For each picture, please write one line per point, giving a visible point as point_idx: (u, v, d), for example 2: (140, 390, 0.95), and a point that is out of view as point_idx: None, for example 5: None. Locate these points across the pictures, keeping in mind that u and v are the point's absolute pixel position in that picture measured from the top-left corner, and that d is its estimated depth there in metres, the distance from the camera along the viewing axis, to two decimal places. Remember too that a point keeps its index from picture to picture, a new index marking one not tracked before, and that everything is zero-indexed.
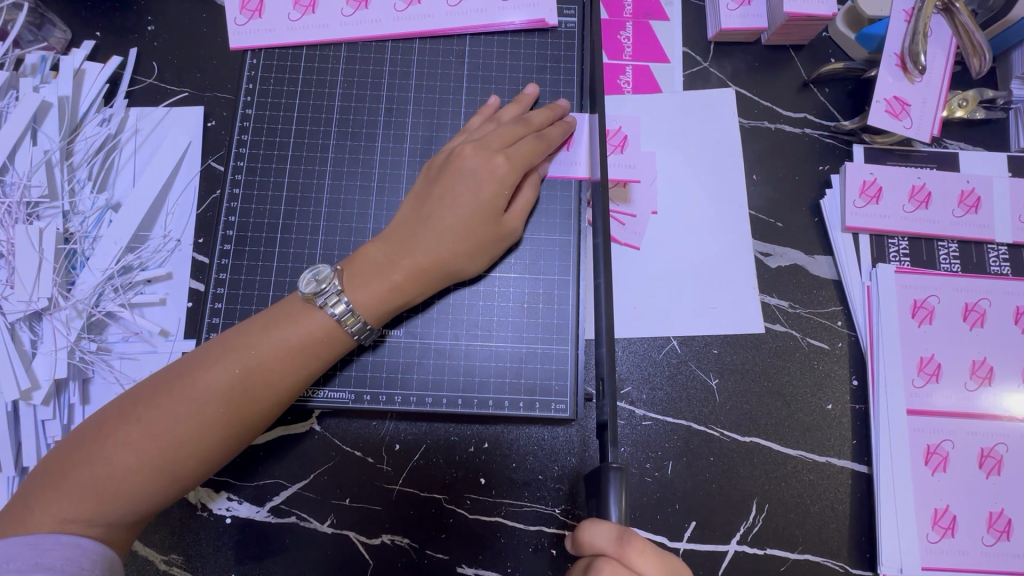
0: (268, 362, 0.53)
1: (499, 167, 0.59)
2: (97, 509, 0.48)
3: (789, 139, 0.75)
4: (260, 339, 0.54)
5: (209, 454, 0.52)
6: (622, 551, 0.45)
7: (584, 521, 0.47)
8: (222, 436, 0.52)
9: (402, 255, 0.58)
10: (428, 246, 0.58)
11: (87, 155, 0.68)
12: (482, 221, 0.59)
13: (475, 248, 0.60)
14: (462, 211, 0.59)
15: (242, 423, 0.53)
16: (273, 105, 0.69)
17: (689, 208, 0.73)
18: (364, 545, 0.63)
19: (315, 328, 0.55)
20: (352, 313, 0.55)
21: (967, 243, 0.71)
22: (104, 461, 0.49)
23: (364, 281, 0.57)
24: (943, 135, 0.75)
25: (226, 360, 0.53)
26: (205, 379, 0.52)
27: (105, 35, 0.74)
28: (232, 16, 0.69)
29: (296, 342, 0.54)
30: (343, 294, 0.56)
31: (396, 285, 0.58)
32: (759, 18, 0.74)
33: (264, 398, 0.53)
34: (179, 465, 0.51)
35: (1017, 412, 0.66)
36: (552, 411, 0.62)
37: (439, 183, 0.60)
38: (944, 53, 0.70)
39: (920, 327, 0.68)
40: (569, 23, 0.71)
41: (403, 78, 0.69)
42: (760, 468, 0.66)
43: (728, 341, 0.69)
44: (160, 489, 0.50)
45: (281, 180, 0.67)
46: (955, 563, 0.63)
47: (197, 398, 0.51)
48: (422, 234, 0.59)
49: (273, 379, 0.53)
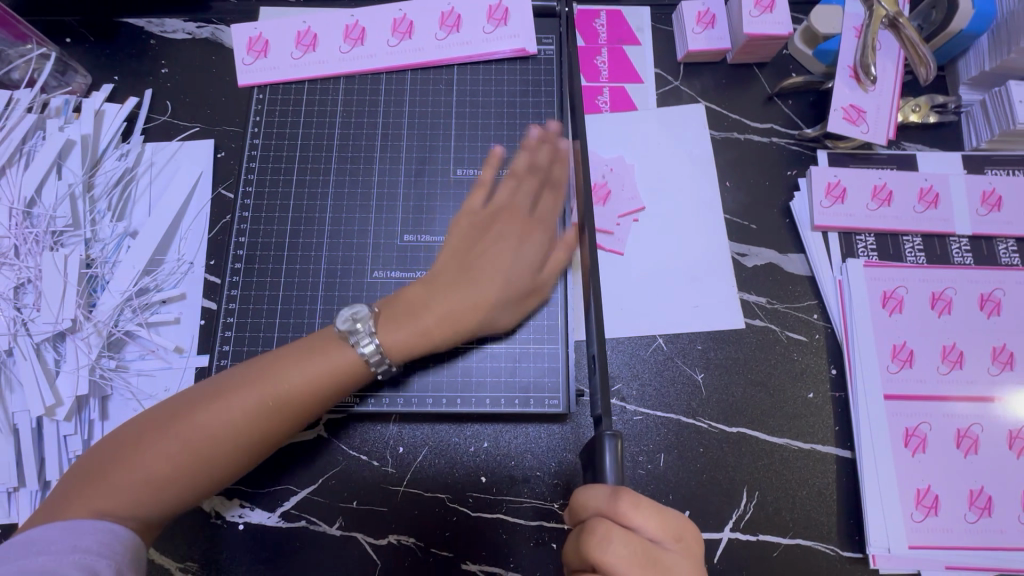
0: (293, 386, 0.57)
1: (533, 228, 0.67)
2: (130, 505, 0.51)
3: (758, 148, 0.81)
4: (288, 367, 0.57)
5: (230, 468, 0.55)
6: (614, 508, 0.47)
7: (582, 486, 0.49)
8: (247, 451, 0.56)
9: (435, 302, 0.62)
10: (471, 295, 0.63)
11: (107, 187, 0.73)
12: (520, 279, 0.65)
13: (507, 304, 0.65)
14: (504, 270, 0.64)
15: (266, 441, 0.57)
16: (279, 134, 0.75)
17: (668, 214, 0.78)
18: (371, 545, 0.66)
19: (342, 360, 0.58)
20: (379, 352, 0.59)
21: (930, 236, 0.76)
22: (139, 461, 0.52)
23: (398, 325, 0.61)
24: (901, 138, 0.80)
25: (252, 385, 0.56)
26: (235, 396, 0.55)
27: (123, 79, 0.81)
28: (241, 57, 0.76)
29: (322, 371, 0.58)
30: (374, 335, 0.59)
31: (427, 329, 0.61)
32: (722, 40, 0.81)
33: (285, 421, 0.57)
34: (203, 469, 0.54)
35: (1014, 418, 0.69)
36: (546, 406, 0.66)
37: (466, 251, 0.66)
38: (893, 64, 0.76)
39: (891, 316, 0.72)
40: (547, 51, 0.77)
41: (397, 106, 0.75)
42: (748, 457, 0.69)
43: (711, 338, 0.73)
44: (186, 486, 0.54)
45: (287, 202, 0.72)
46: (940, 540, 0.65)
47: (228, 410, 0.55)
48: (460, 288, 0.63)
49: (310, 403, 0.58)
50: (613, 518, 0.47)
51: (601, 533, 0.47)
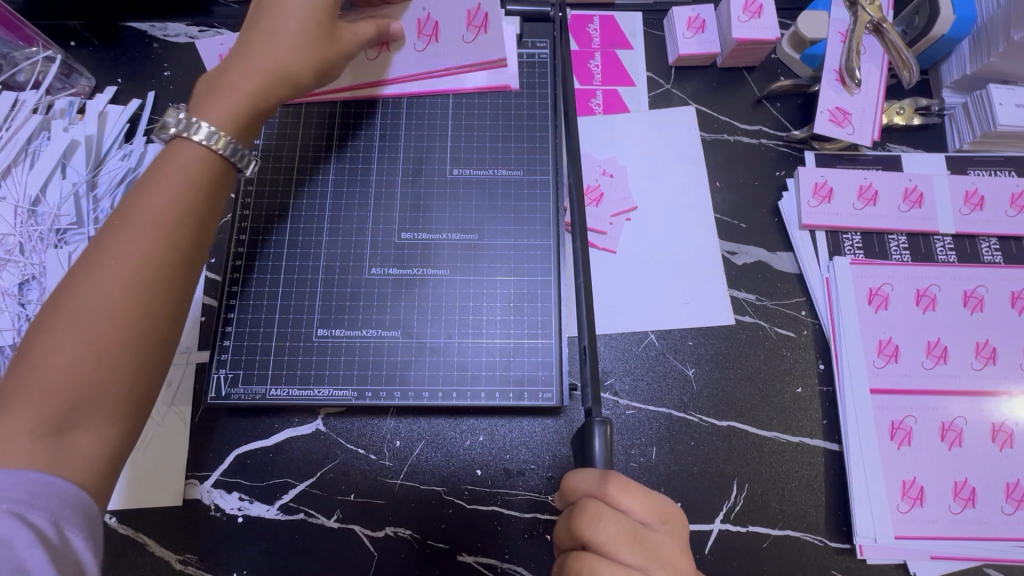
0: (158, 202, 0.50)
1: (330, 36, 0.61)
2: (21, 433, 0.42)
3: (747, 149, 0.83)
4: (142, 193, 0.50)
5: (135, 313, 0.46)
6: (602, 488, 0.49)
7: (572, 471, 0.52)
8: (139, 275, 0.47)
9: (248, 64, 0.57)
10: (271, 41, 0.58)
11: (110, 186, 0.75)
12: (314, 22, 0.59)
13: (309, 49, 0.60)
14: (294, 9, 0.58)
15: (155, 261, 0.48)
16: (278, 135, 0.76)
17: (660, 214, 0.80)
18: (369, 537, 0.67)
19: (189, 157, 0.53)
20: (218, 134, 0.54)
21: (915, 235, 0.78)
22: (16, 385, 0.43)
23: (215, 100, 0.55)
24: (886, 140, 0.83)
25: (114, 225, 0.49)
26: (101, 267, 0.47)
27: (126, 81, 0.83)
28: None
29: (183, 179, 0.52)
30: (200, 118, 0.54)
31: (240, 91, 0.56)
32: (712, 45, 0.83)
33: (169, 229, 0.49)
34: (101, 372, 0.45)
35: (1010, 415, 0.70)
36: (539, 400, 0.67)
37: (263, 10, 0.59)
38: (877, 67, 0.79)
39: (877, 312, 0.74)
40: (541, 55, 0.79)
41: (395, 108, 0.77)
42: (738, 451, 0.71)
43: (701, 334, 0.75)
44: (82, 394, 0.44)
45: (286, 200, 0.74)
46: (926, 531, 0.66)
47: (100, 276, 0.46)
48: (269, 23, 0.58)
49: (171, 209, 0.50)
50: (602, 499, 0.49)
51: (590, 513, 0.48)
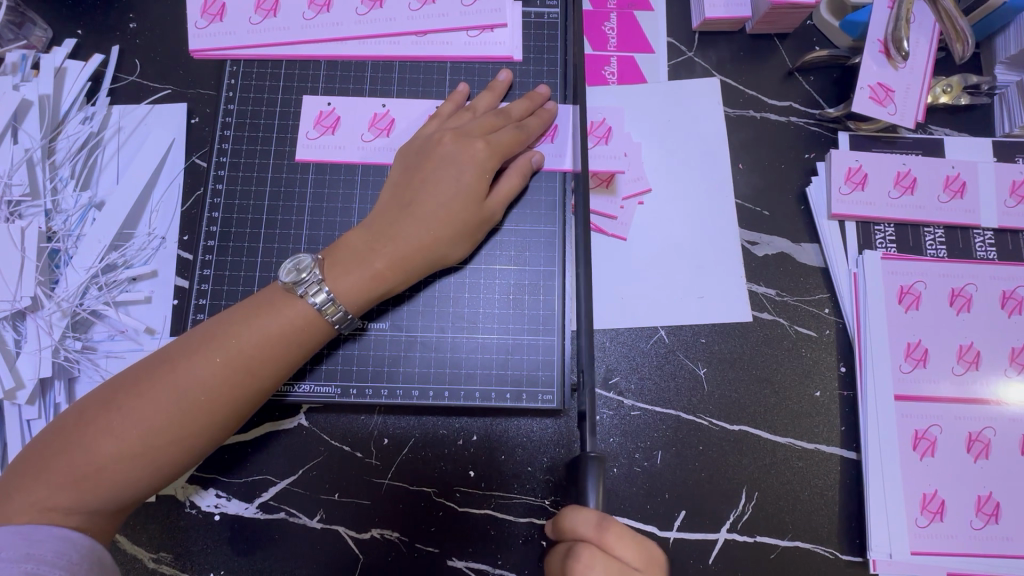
0: (250, 350, 0.52)
1: (479, 218, 0.60)
2: (77, 498, 0.48)
3: (775, 127, 0.75)
4: (243, 328, 0.53)
5: (193, 440, 0.51)
6: (601, 537, 0.45)
7: (567, 508, 0.47)
8: (210, 416, 0.51)
9: (385, 243, 0.57)
10: (409, 232, 0.58)
11: (69, 153, 0.68)
12: (465, 206, 0.59)
13: (456, 236, 0.59)
14: (448, 195, 0.59)
15: (228, 403, 0.52)
16: (256, 100, 0.69)
17: (676, 197, 0.73)
18: (354, 539, 0.63)
19: (295, 317, 0.54)
20: (333, 301, 0.55)
21: (953, 228, 0.71)
22: (83, 454, 0.48)
23: (345, 270, 0.56)
24: (928, 121, 0.75)
25: (209, 347, 0.52)
26: (193, 372, 0.51)
27: (87, 33, 0.74)
28: (194, 21, 0.68)
29: (278, 331, 0.53)
30: (325, 284, 0.55)
31: (379, 273, 0.57)
32: (742, 8, 0.75)
33: (253, 383, 0.53)
34: (157, 475, 0.50)
35: (1005, 397, 0.66)
36: (539, 402, 0.62)
37: (411, 194, 0.59)
38: (927, 39, 0.70)
39: (907, 312, 0.68)
40: (552, 15, 0.71)
41: (386, 71, 0.69)
42: (749, 457, 0.66)
43: (716, 330, 0.69)
44: (136, 483, 0.49)
45: (265, 174, 0.67)
46: (944, 546, 0.63)
47: (178, 389, 0.50)
48: (403, 223, 0.58)
49: (265, 349, 0.53)
50: (599, 545, 0.45)
51: (585, 562, 0.45)
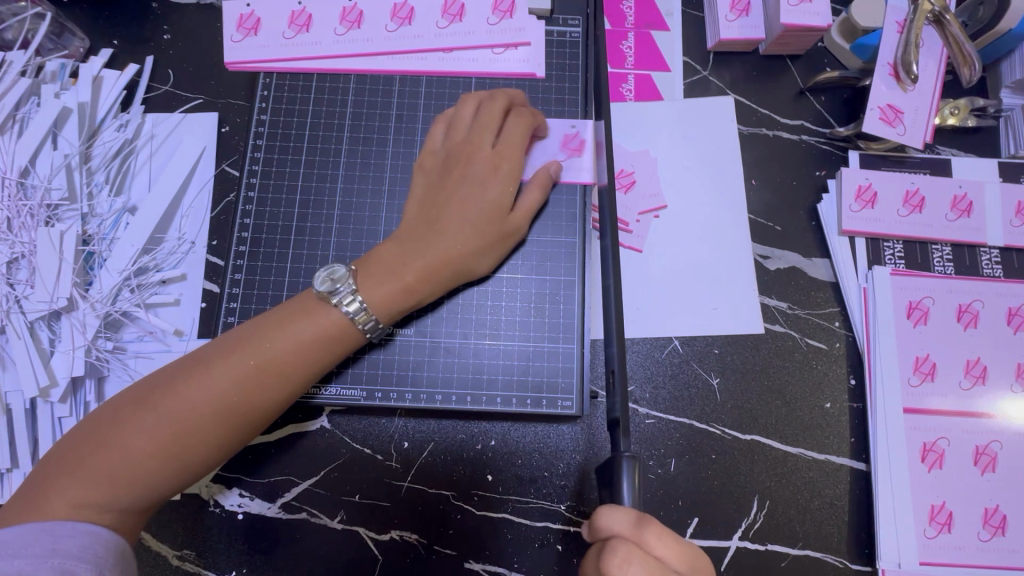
0: (282, 355, 0.54)
1: (504, 229, 0.62)
2: (108, 496, 0.49)
3: (787, 145, 0.77)
4: (276, 333, 0.55)
5: (223, 440, 0.53)
6: (638, 535, 0.47)
7: (602, 507, 0.48)
8: (240, 417, 0.53)
9: (415, 255, 0.59)
10: (439, 244, 0.60)
11: (104, 160, 0.70)
12: (492, 219, 0.61)
13: (483, 247, 0.61)
14: (477, 209, 0.61)
15: (258, 405, 0.53)
16: (287, 111, 0.71)
17: (691, 211, 0.75)
18: (374, 540, 0.65)
19: (327, 323, 0.56)
20: (364, 310, 0.57)
21: (960, 246, 0.73)
22: (118, 452, 0.50)
23: (379, 280, 0.58)
24: (936, 142, 0.77)
25: (243, 350, 0.54)
26: (227, 373, 0.52)
27: (122, 43, 0.77)
28: (229, 34, 0.71)
29: (310, 336, 0.55)
30: (358, 293, 0.57)
31: (409, 284, 0.59)
32: (757, 29, 0.77)
33: (282, 387, 0.54)
34: (185, 475, 0.52)
35: (1010, 410, 0.68)
36: (559, 408, 0.64)
37: (441, 206, 0.61)
38: (935, 63, 0.73)
39: (915, 327, 0.70)
40: (573, 33, 0.73)
41: (413, 86, 0.72)
42: (760, 465, 0.68)
43: (729, 341, 0.71)
44: (165, 481, 0.51)
45: (295, 182, 0.69)
46: (951, 557, 0.64)
47: (211, 389, 0.52)
48: (434, 234, 0.60)
49: (297, 355, 0.55)
50: (636, 543, 0.47)
51: (622, 556, 0.46)
